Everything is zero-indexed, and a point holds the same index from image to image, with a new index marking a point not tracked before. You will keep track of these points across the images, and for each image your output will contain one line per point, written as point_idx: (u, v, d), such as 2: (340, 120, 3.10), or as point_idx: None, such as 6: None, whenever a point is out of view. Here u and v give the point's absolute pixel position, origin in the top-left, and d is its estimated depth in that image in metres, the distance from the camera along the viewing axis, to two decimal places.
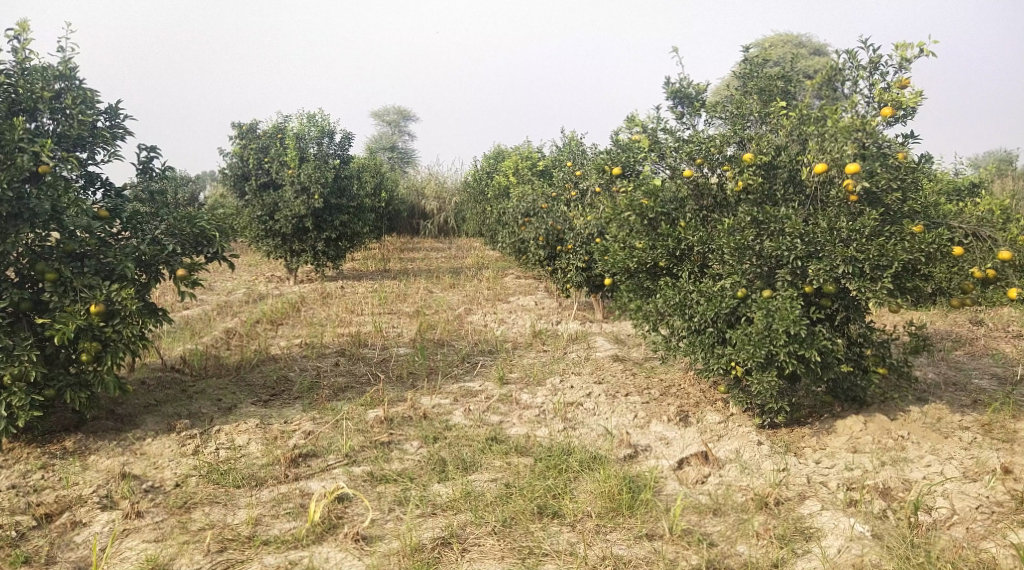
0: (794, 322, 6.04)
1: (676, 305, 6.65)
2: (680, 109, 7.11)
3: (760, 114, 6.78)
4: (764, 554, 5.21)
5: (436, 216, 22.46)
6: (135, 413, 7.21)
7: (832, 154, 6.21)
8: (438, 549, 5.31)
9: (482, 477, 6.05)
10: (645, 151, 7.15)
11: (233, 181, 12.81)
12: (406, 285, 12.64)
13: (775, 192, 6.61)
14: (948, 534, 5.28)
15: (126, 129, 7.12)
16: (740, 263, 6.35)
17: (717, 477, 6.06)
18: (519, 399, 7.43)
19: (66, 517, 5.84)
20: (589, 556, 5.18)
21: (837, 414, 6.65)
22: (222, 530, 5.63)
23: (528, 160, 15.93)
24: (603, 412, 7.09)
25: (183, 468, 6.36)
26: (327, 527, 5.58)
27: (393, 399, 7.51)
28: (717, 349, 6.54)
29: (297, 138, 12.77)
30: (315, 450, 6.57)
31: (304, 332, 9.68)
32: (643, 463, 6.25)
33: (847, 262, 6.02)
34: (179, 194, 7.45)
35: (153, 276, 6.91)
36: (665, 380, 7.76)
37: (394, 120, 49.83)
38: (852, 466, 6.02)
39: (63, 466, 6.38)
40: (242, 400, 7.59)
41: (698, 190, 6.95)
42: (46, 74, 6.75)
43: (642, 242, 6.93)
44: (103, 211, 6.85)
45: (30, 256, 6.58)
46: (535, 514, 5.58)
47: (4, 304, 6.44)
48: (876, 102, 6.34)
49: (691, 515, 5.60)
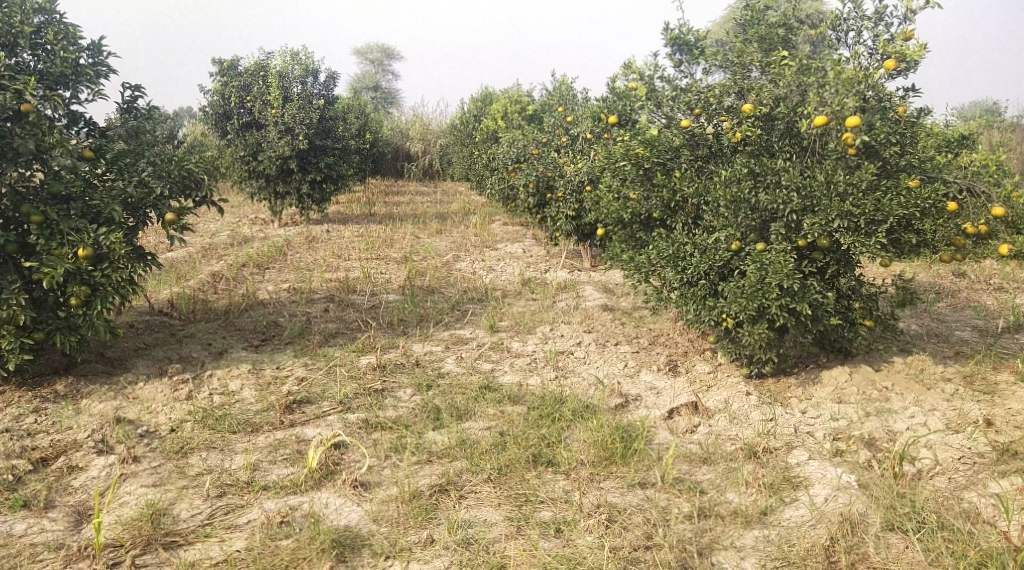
0: (788, 276, 6.16)
1: (669, 256, 6.72)
2: (678, 57, 7.11)
3: (761, 64, 6.69)
4: (752, 502, 5.37)
5: (421, 158, 22.31)
6: (126, 356, 7.25)
7: (832, 107, 6.16)
8: (435, 496, 5.44)
9: (476, 425, 6.17)
10: (643, 99, 7.23)
11: (215, 120, 12.55)
12: (394, 231, 12.66)
13: (772, 144, 6.64)
14: (932, 484, 5.46)
15: (109, 66, 7.01)
16: (735, 216, 6.50)
17: (706, 427, 6.20)
18: (509, 347, 7.52)
19: (63, 461, 5.91)
20: (583, 504, 5.33)
21: (823, 365, 6.79)
22: (221, 476, 5.73)
23: (516, 104, 15.83)
24: (593, 361, 7.21)
25: (178, 413, 6.43)
26: (326, 474, 5.69)
27: (385, 346, 7.59)
28: (708, 301, 6.62)
29: (280, 76, 12.60)
30: (309, 397, 6.65)
31: (292, 276, 9.69)
32: (634, 412, 6.38)
33: (843, 217, 6.10)
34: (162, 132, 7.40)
35: (141, 219, 6.89)
36: (654, 329, 7.88)
37: (376, 58, 49.17)
38: (838, 417, 6.17)
39: (57, 411, 6.43)
40: (233, 345, 7.65)
41: (693, 140, 6.96)
42: (25, 8, 6.63)
43: (637, 193, 7.06)
44: (87, 150, 6.82)
45: (15, 198, 6.58)
46: (529, 462, 5.70)
47: None
48: (880, 54, 6.36)
49: (682, 463, 5.74)
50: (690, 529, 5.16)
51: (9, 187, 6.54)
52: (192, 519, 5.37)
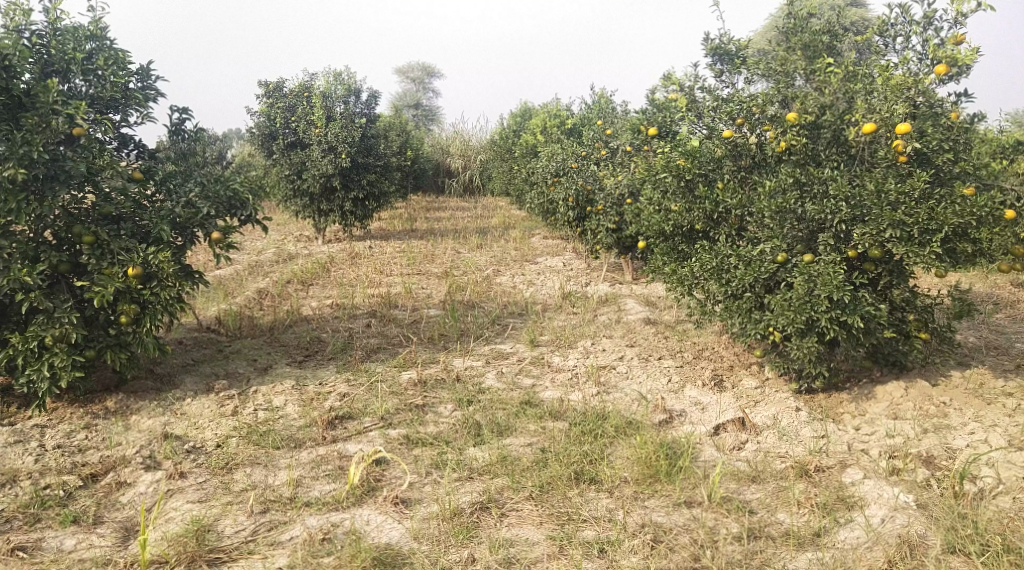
0: (837, 289, 5.97)
1: (713, 269, 6.57)
2: (719, 67, 6.97)
3: (806, 71, 6.55)
4: (806, 522, 5.19)
5: (461, 174, 22.28)
6: (174, 372, 7.25)
7: (881, 115, 6.06)
8: (477, 514, 5.33)
9: (517, 441, 6.06)
10: (683, 111, 7.09)
11: (261, 141, 12.73)
12: (435, 245, 12.61)
13: (818, 153, 6.51)
14: (995, 504, 5.23)
15: (158, 90, 7.07)
16: (781, 227, 6.33)
17: (755, 444, 6.02)
18: (550, 361, 7.41)
19: (111, 477, 5.90)
20: (628, 523, 5.18)
21: (876, 379, 6.59)
22: (264, 492, 5.68)
23: (556, 118, 15.73)
24: (637, 376, 7.06)
25: (224, 429, 6.40)
26: (367, 491, 5.61)
27: (426, 361, 7.51)
28: (754, 314, 6.48)
29: (324, 96, 12.66)
30: (351, 412, 6.59)
31: (334, 293, 9.67)
32: (679, 429, 6.22)
33: (895, 226, 5.90)
34: (211, 153, 7.43)
35: (189, 238, 6.91)
36: (699, 343, 7.72)
37: (416, 78, 49.46)
38: (894, 433, 5.97)
39: (106, 427, 6.44)
40: (277, 360, 7.63)
41: (736, 150, 6.82)
42: (78, 34, 6.69)
43: (678, 205, 6.88)
44: (137, 171, 6.85)
45: (67, 217, 6.59)
46: (572, 480, 5.57)
47: (43, 265, 6.46)
48: (930, 59, 6.17)
49: (730, 482, 5.57)
50: (740, 551, 4.99)
51: (61, 208, 6.57)
52: (234, 535, 5.31)
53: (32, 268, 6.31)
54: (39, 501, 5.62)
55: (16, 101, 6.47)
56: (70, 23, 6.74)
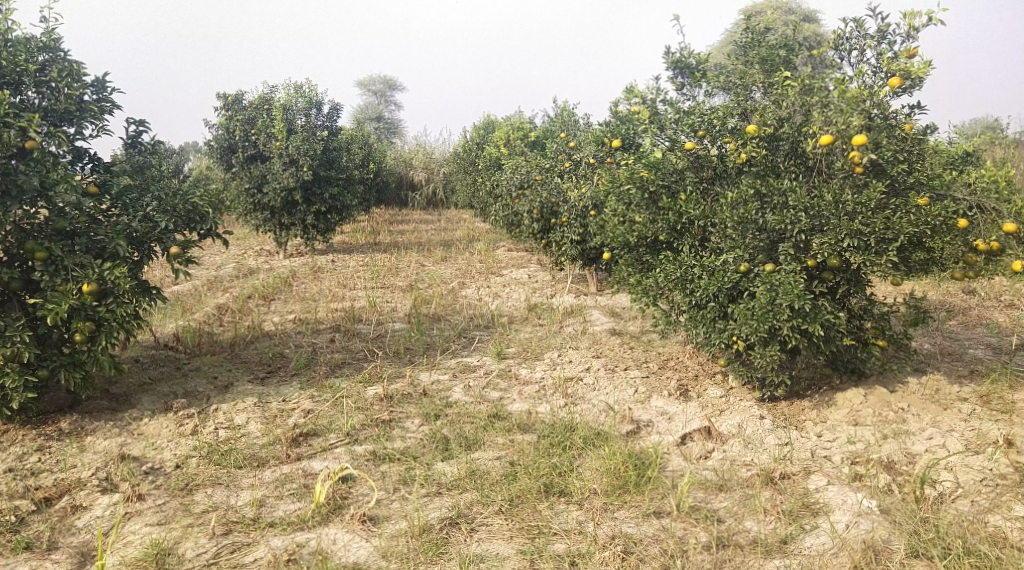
0: (799, 297, 6.07)
1: (676, 279, 6.65)
2: (680, 80, 7.06)
3: (764, 84, 6.67)
4: (772, 530, 5.26)
5: (425, 187, 22.28)
6: (131, 392, 7.17)
7: (838, 127, 6.15)
8: (446, 529, 5.33)
9: (486, 455, 6.07)
10: (645, 122, 7.15)
11: (221, 154, 12.67)
12: (399, 259, 12.59)
13: (777, 164, 6.59)
14: (955, 508, 5.34)
15: (114, 102, 7.00)
16: (743, 237, 6.42)
17: (719, 452, 6.09)
18: (517, 374, 7.43)
19: (67, 500, 5.82)
20: (598, 535, 5.21)
21: (836, 386, 6.69)
22: (226, 513, 5.64)
23: (519, 131, 15.81)
24: (603, 387, 7.10)
25: (183, 449, 6.34)
26: (333, 509, 5.59)
27: (391, 375, 7.50)
28: (718, 323, 6.58)
29: (285, 109, 12.56)
30: (316, 429, 6.56)
31: (297, 307, 9.62)
32: (645, 439, 6.27)
33: (853, 235, 6.02)
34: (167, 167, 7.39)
35: (145, 254, 6.85)
36: (663, 353, 7.79)
37: (377, 90, 49.36)
38: (855, 440, 6.07)
39: (61, 449, 6.35)
40: (239, 377, 7.57)
41: (698, 162, 6.94)
42: (30, 45, 6.65)
43: (642, 216, 6.96)
44: (91, 186, 6.81)
45: (19, 235, 6.52)
46: (541, 493, 5.59)
47: None
48: (884, 72, 6.29)
49: (696, 491, 5.63)
50: (708, 560, 5.04)
51: (12, 224, 6.50)
52: (198, 558, 5.27)
53: None
54: None
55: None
56: (22, 34, 6.68)
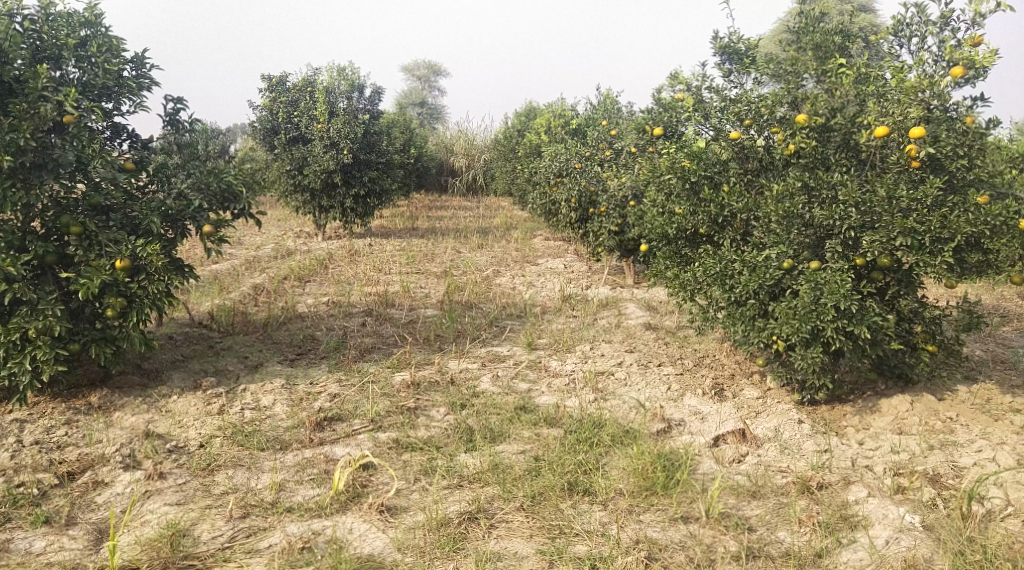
0: (845, 297, 5.80)
1: (716, 274, 6.41)
2: (728, 66, 6.79)
3: (817, 72, 6.36)
4: (806, 542, 5.01)
5: (465, 173, 22.11)
6: (162, 369, 7.10)
7: (894, 118, 5.91)
8: (464, 524, 5.15)
9: (510, 448, 5.88)
10: (689, 110, 6.89)
11: (264, 135, 12.54)
12: (434, 245, 12.42)
13: (827, 157, 6.27)
14: (1004, 527, 5.04)
15: (153, 79, 6.89)
16: (787, 233, 6.14)
17: (754, 457, 5.84)
18: (547, 366, 7.23)
19: (89, 476, 5.73)
20: (621, 538, 5.00)
21: (881, 392, 6.41)
22: (246, 496, 5.51)
23: (561, 118, 15.57)
24: (634, 383, 6.88)
25: (209, 428, 6.23)
26: (351, 497, 5.44)
27: (420, 362, 7.34)
28: (757, 322, 6.30)
29: (327, 92, 12.54)
30: (341, 414, 6.42)
31: (331, 290, 9.50)
32: (677, 439, 6.04)
33: (905, 234, 5.73)
34: (211, 147, 7.25)
35: (179, 232, 6.76)
36: (699, 350, 7.54)
37: (423, 75, 49.25)
38: (899, 449, 5.78)
39: (88, 424, 6.28)
40: (269, 359, 7.46)
41: (743, 152, 6.67)
42: (71, 20, 6.53)
43: (682, 207, 6.75)
44: (129, 162, 6.71)
45: (56, 209, 6.42)
46: (564, 491, 5.39)
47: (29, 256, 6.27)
48: (945, 61, 5.98)
49: (728, 496, 5.39)
50: None
51: (49, 198, 6.39)
52: (212, 541, 5.14)
53: (15, 259, 6.14)
54: (12, 499, 5.46)
55: (6, 87, 6.36)
56: (64, 9, 6.58)
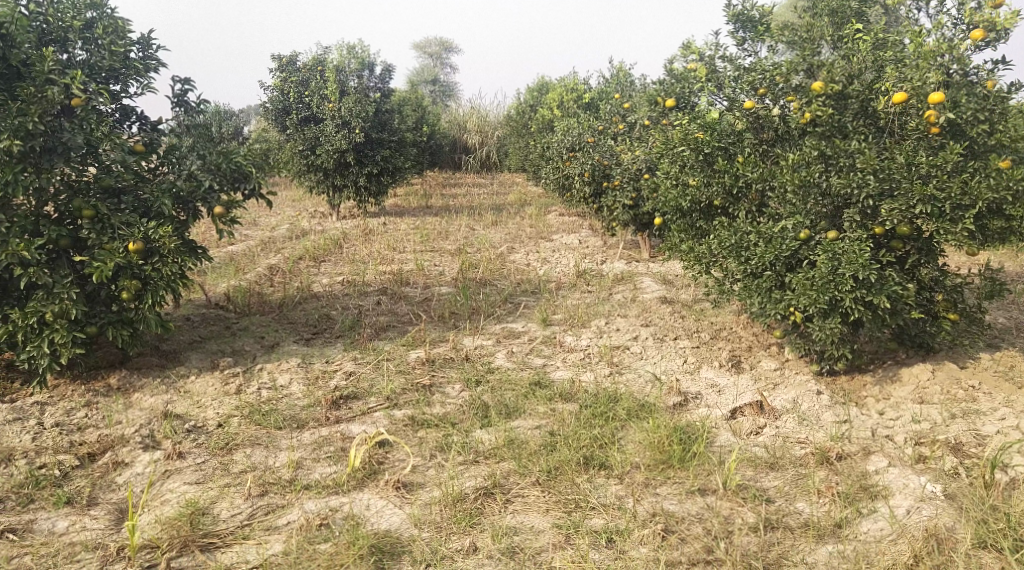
0: (863, 267, 5.72)
1: (731, 246, 6.34)
2: (741, 35, 6.69)
3: (833, 39, 6.28)
4: (825, 513, 4.96)
5: (479, 150, 22.03)
6: (180, 350, 7.10)
7: (913, 83, 5.77)
8: (480, 500, 5.13)
9: (525, 424, 5.85)
10: (703, 81, 6.86)
11: (275, 115, 12.55)
12: (449, 222, 12.37)
13: (845, 124, 6.13)
14: None
15: (160, 60, 6.83)
16: (804, 203, 6.08)
17: (773, 429, 5.78)
18: (562, 341, 7.18)
19: (109, 456, 5.74)
20: (637, 512, 4.97)
21: (902, 362, 6.32)
22: (264, 474, 5.51)
23: (573, 92, 15.45)
24: (650, 357, 6.83)
25: (227, 408, 6.23)
26: (368, 474, 5.43)
27: (435, 339, 7.31)
28: (774, 293, 6.21)
29: (337, 70, 12.47)
30: (357, 392, 6.40)
31: (346, 269, 9.48)
32: (693, 412, 5.99)
33: (925, 201, 5.64)
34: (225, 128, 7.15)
35: (192, 214, 6.72)
36: (716, 323, 7.46)
37: (435, 53, 49.02)
38: (920, 418, 5.71)
39: (108, 405, 6.29)
40: (285, 338, 7.45)
41: (758, 122, 6.53)
42: (77, 2, 6.49)
43: (696, 179, 6.67)
44: (139, 144, 6.68)
45: (69, 191, 6.39)
46: (580, 465, 5.35)
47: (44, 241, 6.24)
48: (965, 24, 5.85)
49: (745, 469, 5.34)
50: (755, 543, 4.77)
51: (62, 181, 6.39)
52: (231, 519, 5.15)
53: (30, 243, 6.12)
54: (34, 480, 5.48)
55: (14, 71, 6.32)
56: None
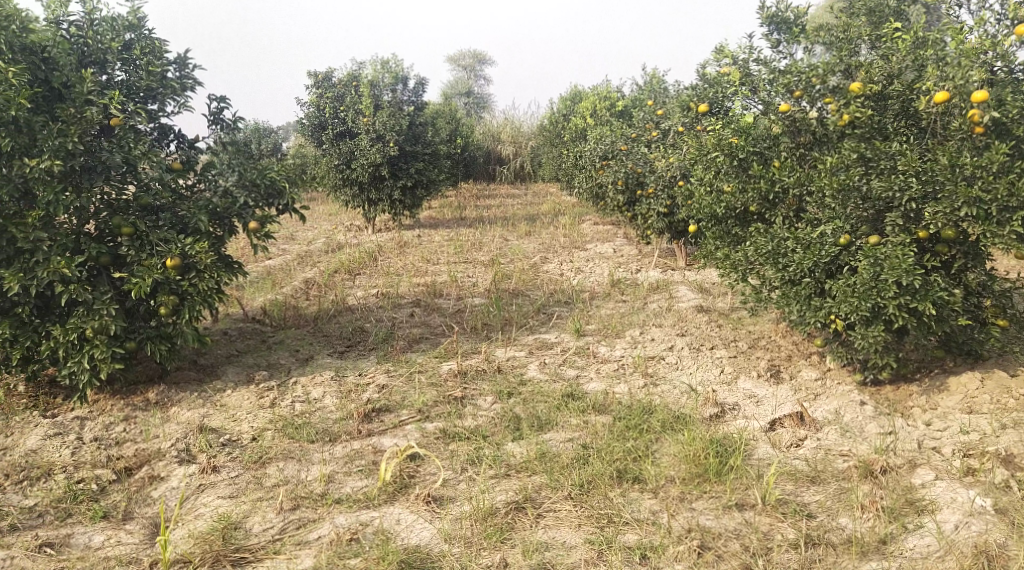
0: (907, 272, 5.54)
1: (768, 253, 6.18)
2: (776, 37, 6.50)
3: (870, 39, 6.12)
4: (870, 528, 4.78)
5: (513, 161, 22.00)
6: (217, 363, 7.08)
7: (954, 82, 5.58)
8: (512, 514, 5.02)
9: (558, 437, 5.72)
10: (736, 84, 6.67)
11: (311, 131, 12.51)
12: (482, 233, 12.30)
13: (885, 126, 5.98)
14: None
15: (196, 79, 6.78)
16: (844, 207, 5.90)
17: (815, 441, 5.61)
18: (596, 352, 7.05)
19: (145, 471, 5.71)
20: (673, 527, 4.83)
21: (949, 370, 6.11)
22: (296, 487, 5.44)
23: (606, 101, 15.34)
24: (687, 367, 6.68)
25: (260, 421, 6.17)
26: (399, 488, 5.34)
27: (467, 351, 7.21)
28: (813, 301, 6.03)
29: (371, 86, 12.62)
30: (389, 405, 6.32)
31: (380, 282, 9.43)
32: (731, 423, 5.83)
33: (970, 204, 5.44)
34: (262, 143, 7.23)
35: (227, 230, 6.69)
36: (754, 331, 7.29)
37: (469, 65, 49.12)
38: (969, 429, 5.50)
39: (145, 419, 6.26)
40: (319, 351, 7.40)
41: (795, 126, 6.37)
42: (115, 24, 6.44)
43: (731, 185, 6.54)
44: (176, 162, 6.66)
45: (108, 210, 6.39)
46: (614, 479, 5.22)
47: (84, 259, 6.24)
48: (1009, 19, 5.65)
49: (787, 483, 5.17)
50: (796, 560, 4.61)
51: (102, 201, 6.37)
52: (262, 534, 5.08)
53: (71, 260, 6.09)
54: (72, 495, 5.45)
55: (56, 94, 6.30)
56: (107, 13, 6.48)
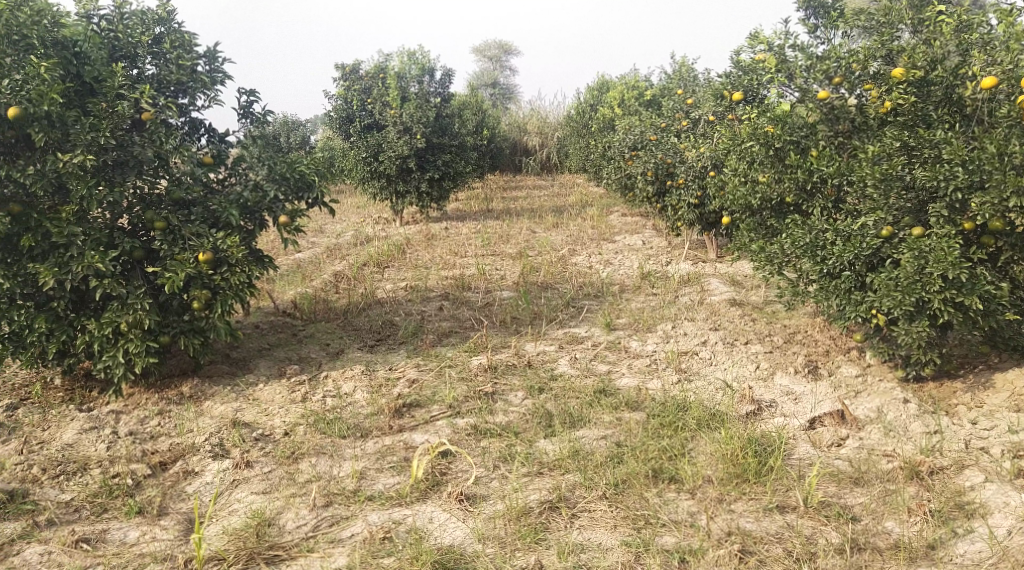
0: (953, 265, 5.38)
1: (806, 245, 6.04)
2: (813, 22, 6.38)
3: (913, 22, 5.97)
4: (917, 533, 4.66)
5: (539, 152, 21.86)
6: (249, 357, 7.03)
7: (1003, 67, 5.48)
8: (546, 514, 4.93)
9: (591, 433, 5.62)
10: (771, 71, 6.45)
11: (339, 124, 12.44)
12: (510, 226, 12.19)
13: (927, 113, 5.79)
14: None
15: (226, 72, 6.71)
16: (885, 197, 5.71)
17: (857, 440, 5.48)
18: (628, 346, 6.95)
19: (180, 466, 5.65)
20: (712, 530, 4.72)
21: (994, 365, 5.95)
22: (329, 484, 5.37)
23: (635, 90, 15.16)
24: (721, 363, 6.55)
25: (293, 416, 6.11)
26: (431, 485, 5.26)
27: (497, 345, 7.11)
28: (853, 295, 5.88)
29: (398, 77, 12.50)
30: (419, 400, 6.24)
31: (408, 275, 9.34)
32: (768, 421, 5.71)
33: (1019, 193, 5.24)
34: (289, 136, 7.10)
35: (258, 223, 6.64)
36: (790, 325, 7.14)
37: (495, 56, 48.84)
38: (1017, 428, 5.34)
39: (179, 413, 6.21)
40: (349, 345, 7.33)
41: (832, 114, 6.18)
42: (145, 18, 6.39)
43: (767, 175, 6.45)
44: (207, 157, 6.59)
45: (142, 204, 6.35)
46: (649, 478, 5.12)
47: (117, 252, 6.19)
48: None
49: (829, 484, 5.05)
50: (842, 565, 4.49)
51: (135, 195, 6.33)
52: (296, 531, 5.02)
53: (104, 255, 6.03)
54: (108, 490, 5.39)
55: (87, 87, 6.23)
56: (137, 6, 6.42)
